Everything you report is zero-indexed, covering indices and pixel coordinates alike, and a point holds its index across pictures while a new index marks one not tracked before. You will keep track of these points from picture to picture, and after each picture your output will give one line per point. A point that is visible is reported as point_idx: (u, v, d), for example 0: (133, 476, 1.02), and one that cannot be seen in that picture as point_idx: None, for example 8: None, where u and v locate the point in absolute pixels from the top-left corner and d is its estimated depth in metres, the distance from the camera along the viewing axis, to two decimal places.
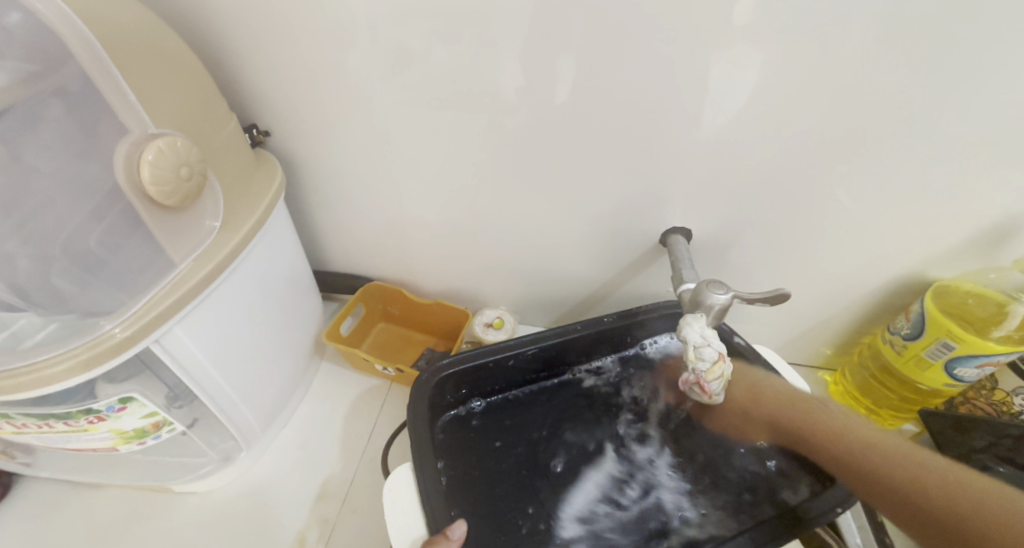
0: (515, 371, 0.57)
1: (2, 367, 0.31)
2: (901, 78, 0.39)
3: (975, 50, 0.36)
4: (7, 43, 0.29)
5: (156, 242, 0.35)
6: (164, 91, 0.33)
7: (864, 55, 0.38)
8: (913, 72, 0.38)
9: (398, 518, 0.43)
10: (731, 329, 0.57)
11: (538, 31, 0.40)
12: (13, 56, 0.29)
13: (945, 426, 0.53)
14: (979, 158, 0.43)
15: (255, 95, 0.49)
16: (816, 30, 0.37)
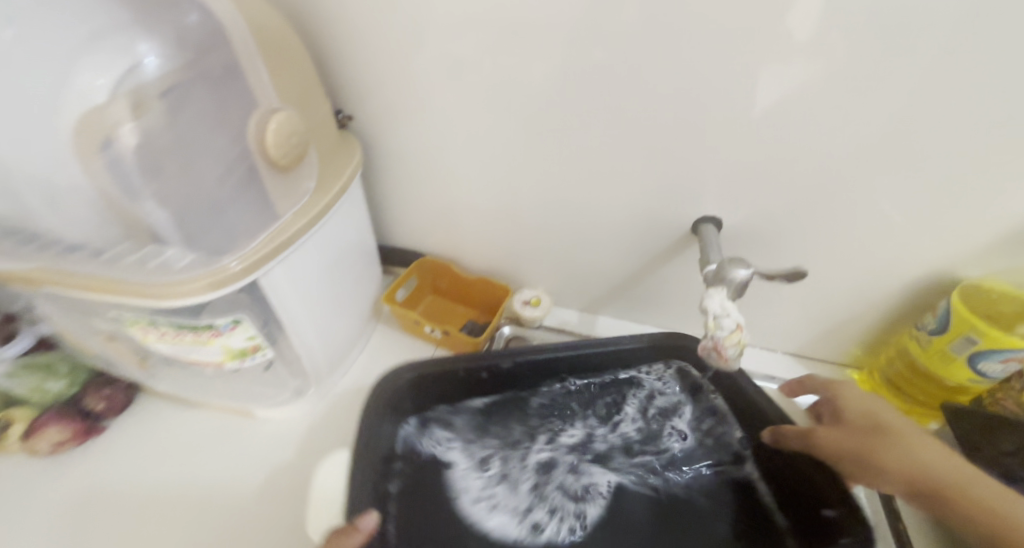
0: (484, 383, 0.59)
1: (135, 281, 0.37)
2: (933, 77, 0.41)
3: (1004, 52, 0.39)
4: (185, 36, 0.38)
5: (266, 198, 0.43)
6: (286, 75, 0.42)
7: (896, 54, 0.41)
8: (945, 72, 0.41)
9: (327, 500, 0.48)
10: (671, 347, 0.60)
11: (595, 31, 0.45)
12: (188, 46, 0.38)
13: (974, 428, 0.54)
14: (1011, 158, 0.45)
15: (343, 84, 0.57)
16: (851, 33, 0.41)
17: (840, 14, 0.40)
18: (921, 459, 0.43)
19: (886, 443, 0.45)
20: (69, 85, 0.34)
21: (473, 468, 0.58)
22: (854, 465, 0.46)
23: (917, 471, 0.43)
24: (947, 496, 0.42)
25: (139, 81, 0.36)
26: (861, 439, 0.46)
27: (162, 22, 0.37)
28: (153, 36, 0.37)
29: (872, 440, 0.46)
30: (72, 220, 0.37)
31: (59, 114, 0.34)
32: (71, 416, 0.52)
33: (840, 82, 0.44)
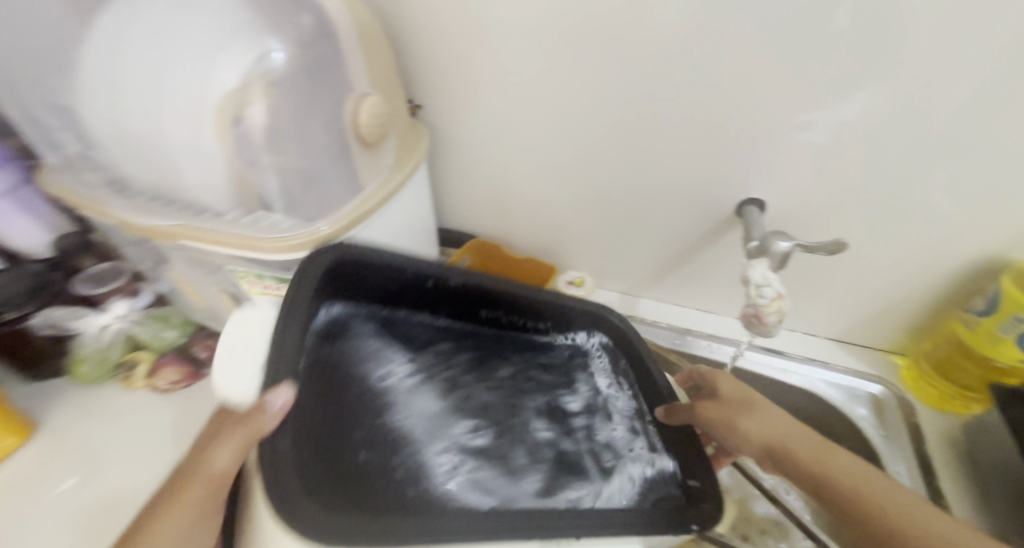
0: (419, 293, 0.54)
1: (248, 236, 0.44)
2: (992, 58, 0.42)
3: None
4: (303, 33, 0.44)
5: (353, 173, 0.49)
6: (375, 66, 0.48)
7: (955, 37, 0.42)
8: (1004, 53, 0.42)
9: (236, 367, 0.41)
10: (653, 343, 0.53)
11: (650, 23, 0.49)
12: (305, 40, 0.44)
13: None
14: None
15: (413, 77, 0.63)
16: (902, 19, 0.42)
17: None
18: (752, 429, 0.44)
19: (752, 411, 0.45)
20: (209, 72, 0.39)
21: (445, 415, 0.48)
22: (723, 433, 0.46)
23: (771, 442, 0.43)
24: (790, 461, 0.41)
25: (267, 70, 0.41)
26: (734, 406, 0.46)
27: (286, 20, 0.43)
28: (279, 31, 0.43)
29: (740, 411, 0.46)
30: (208, 188, 0.44)
31: (204, 101, 0.39)
32: (184, 360, 0.59)
33: (895, 66, 0.45)
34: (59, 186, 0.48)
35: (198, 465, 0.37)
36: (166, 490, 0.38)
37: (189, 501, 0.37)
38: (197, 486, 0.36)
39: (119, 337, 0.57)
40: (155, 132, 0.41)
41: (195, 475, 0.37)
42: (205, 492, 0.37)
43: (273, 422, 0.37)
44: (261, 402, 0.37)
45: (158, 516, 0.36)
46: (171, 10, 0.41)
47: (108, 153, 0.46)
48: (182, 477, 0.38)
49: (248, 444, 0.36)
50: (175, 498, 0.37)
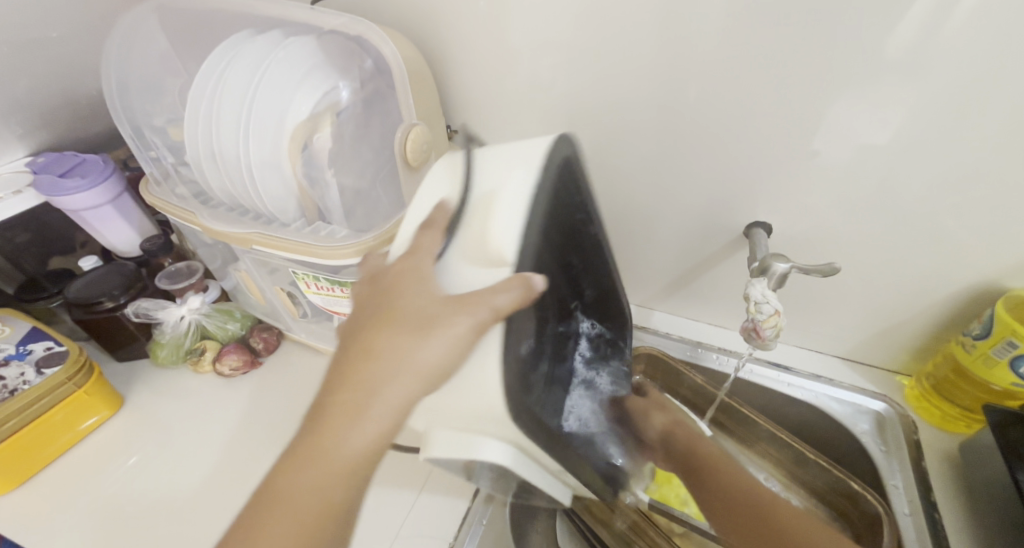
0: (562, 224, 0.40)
1: (308, 244, 0.51)
2: (989, 104, 0.46)
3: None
4: (362, 73, 0.52)
5: (399, 190, 0.55)
6: (423, 98, 0.54)
7: (952, 85, 0.46)
8: (1000, 101, 0.45)
9: (499, 224, 0.34)
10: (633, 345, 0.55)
11: (661, 65, 0.55)
12: (364, 79, 0.52)
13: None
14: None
15: (452, 104, 0.70)
16: (887, 70, 0.47)
17: (901, 47, 0.45)
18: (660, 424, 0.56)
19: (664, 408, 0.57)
20: (289, 107, 0.48)
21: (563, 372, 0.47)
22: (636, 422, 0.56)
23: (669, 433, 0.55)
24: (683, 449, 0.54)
25: (333, 103, 0.50)
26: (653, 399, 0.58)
27: (350, 63, 0.51)
28: (342, 72, 0.51)
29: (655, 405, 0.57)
30: (278, 202, 0.52)
31: (283, 129, 0.49)
32: (244, 350, 0.67)
33: (897, 108, 0.49)
34: (155, 198, 0.57)
35: (409, 334, 0.33)
36: (347, 350, 0.35)
37: (376, 365, 0.33)
38: (420, 351, 0.33)
39: (191, 328, 0.66)
40: (239, 155, 0.50)
41: (377, 348, 0.34)
42: (383, 353, 0.34)
43: (505, 308, 0.31)
44: (490, 290, 0.32)
45: (362, 380, 0.33)
46: (259, 57, 0.50)
47: (198, 170, 0.54)
48: (393, 344, 0.34)
49: (475, 336, 0.32)
50: (377, 353, 0.34)
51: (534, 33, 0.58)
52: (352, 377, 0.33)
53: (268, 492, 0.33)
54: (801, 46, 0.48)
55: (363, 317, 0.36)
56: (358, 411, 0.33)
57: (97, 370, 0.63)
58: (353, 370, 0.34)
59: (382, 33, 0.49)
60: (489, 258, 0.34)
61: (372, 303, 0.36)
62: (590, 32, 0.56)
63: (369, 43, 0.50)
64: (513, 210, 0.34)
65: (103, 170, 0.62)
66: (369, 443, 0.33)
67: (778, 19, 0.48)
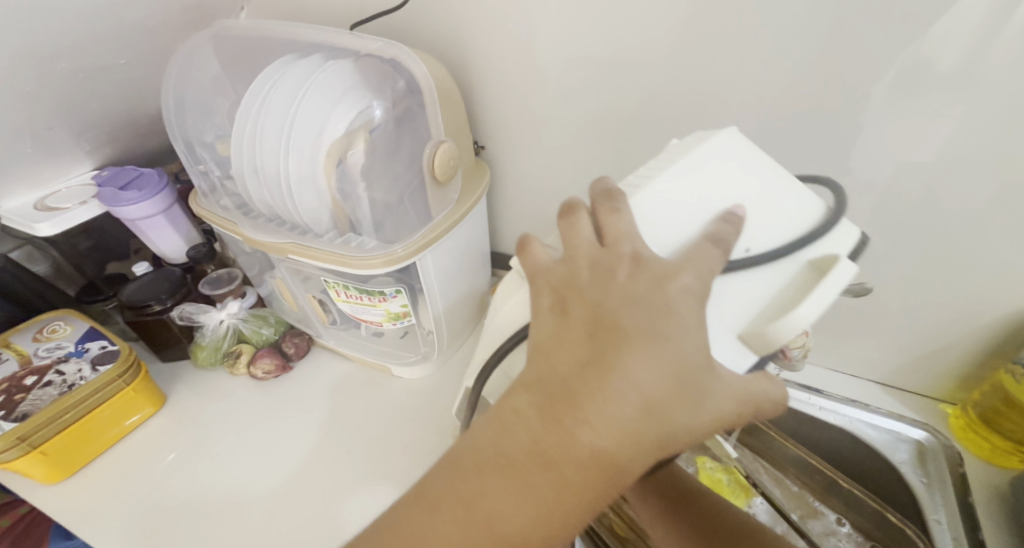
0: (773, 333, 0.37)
1: (339, 255, 0.54)
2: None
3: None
4: (396, 95, 0.54)
5: (425, 204, 0.58)
6: (451, 117, 0.57)
7: (996, 100, 0.44)
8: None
9: (752, 294, 0.36)
10: None
11: (685, 81, 0.56)
12: (396, 98, 0.55)
13: None
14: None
15: (481, 121, 0.72)
16: (918, 85, 0.46)
17: (938, 61, 0.44)
18: None
19: None
20: (326, 125, 0.51)
21: None
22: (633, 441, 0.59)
23: None
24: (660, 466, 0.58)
25: (366, 121, 0.52)
26: None
27: (384, 84, 0.54)
28: (377, 92, 0.54)
29: None
30: (313, 213, 0.55)
31: (320, 145, 0.51)
32: (275, 353, 0.70)
33: (935, 123, 0.47)
34: (204, 209, 0.62)
35: (675, 384, 0.30)
36: (593, 374, 0.30)
37: (628, 412, 0.30)
38: (690, 409, 0.30)
39: (229, 331, 0.69)
40: (278, 170, 0.53)
41: (642, 385, 0.30)
42: (654, 398, 0.30)
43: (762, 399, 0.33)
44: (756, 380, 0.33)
45: (622, 420, 0.29)
46: (302, 80, 0.53)
47: (242, 183, 0.58)
48: (649, 387, 0.30)
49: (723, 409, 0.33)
50: (651, 405, 0.30)
51: (563, 52, 0.60)
52: (610, 415, 0.29)
53: (484, 511, 0.30)
54: (831, 62, 0.48)
55: (620, 334, 0.31)
56: (613, 459, 0.29)
57: (144, 371, 0.67)
58: (609, 408, 0.30)
59: (416, 58, 0.52)
60: (761, 338, 0.34)
61: (638, 319, 0.31)
62: (618, 50, 0.57)
63: (403, 66, 0.53)
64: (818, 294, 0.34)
65: (158, 183, 0.67)
66: (609, 493, 0.30)
67: (807, 35, 0.48)
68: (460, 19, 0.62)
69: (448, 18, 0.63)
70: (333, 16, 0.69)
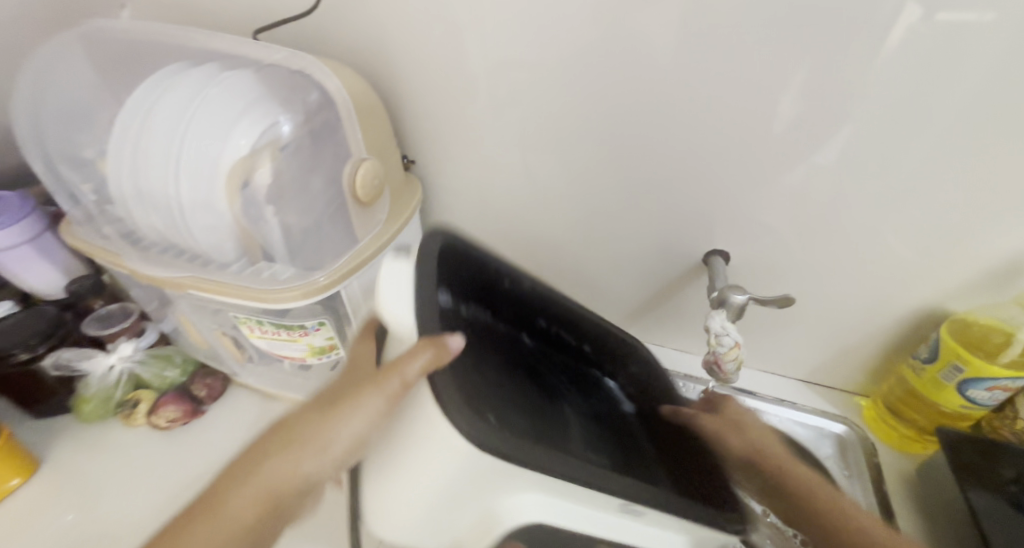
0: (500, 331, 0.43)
1: (255, 290, 0.48)
2: (934, 132, 0.48)
3: (997, 110, 0.45)
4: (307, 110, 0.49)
5: (349, 225, 0.53)
6: (373, 132, 0.52)
7: (897, 116, 0.48)
8: (944, 129, 0.47)
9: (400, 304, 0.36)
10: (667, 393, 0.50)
11: (615, 95, 0.55)
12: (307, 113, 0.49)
13: (975, 455, 0.57)
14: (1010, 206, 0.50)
15: (408, 134, 0.68)
16: (827, 102, 0.49)
17: (847, 80, 0.47)
18: (774, 464, 0.47)
19: (767, 459, 0.48)
20: (225, 140, 0.45)
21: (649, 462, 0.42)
22: (764, 469, 0.48)
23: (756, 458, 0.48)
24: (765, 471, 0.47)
25: (273, 137, 0.46)
26: (726, 424, 0.51)
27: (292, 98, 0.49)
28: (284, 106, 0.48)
29: (727, 429, 0.50)
30: (215, 241, 0.48)
31: (218, 163, 0.45)
32: (182, 398, 0.62)
33: (848, 137, 0.50)
34: (78, 239, 0.53)
35: (304, 457, 0.33)
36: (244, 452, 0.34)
37: (249, 492, 0.32)
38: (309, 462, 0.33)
39: (122, 378, 0.61)
40: (171, 195, 0.46)
41: (276, 481, 0.32)
42: (278, 489, 0.32)
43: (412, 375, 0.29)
44: (400, 360, 0.30)
45: (248, 505, 0.32)
46: (195, 91, 0.47)
47: (128, 210, 0.50)
48: (284, 458, 0.33)
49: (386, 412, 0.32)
50: (271, 489, 0.32)
51: (493, 65, 0.58)
52: (254, 481, 0.32)
53: None
54: (753, 81, 0.50)
55: (292, 422, 0.34)
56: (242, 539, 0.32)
57: (6, 432, 0.56)
58: (231, 492, 0.32)
59: (326, 69, 0.47)
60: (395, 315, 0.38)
61: (325, 393, 0.37)
62: (549, 64, 0.55)
63: (313, 78, 0.48)
64: (404, 294, 0.33)
65: (22, 207, 0.58)
66: None
67: (730, 56, 0.49)
68: (381, 25, 0.58)
69: (366, 27, 0.59)
70: (234, 22, 0.62)
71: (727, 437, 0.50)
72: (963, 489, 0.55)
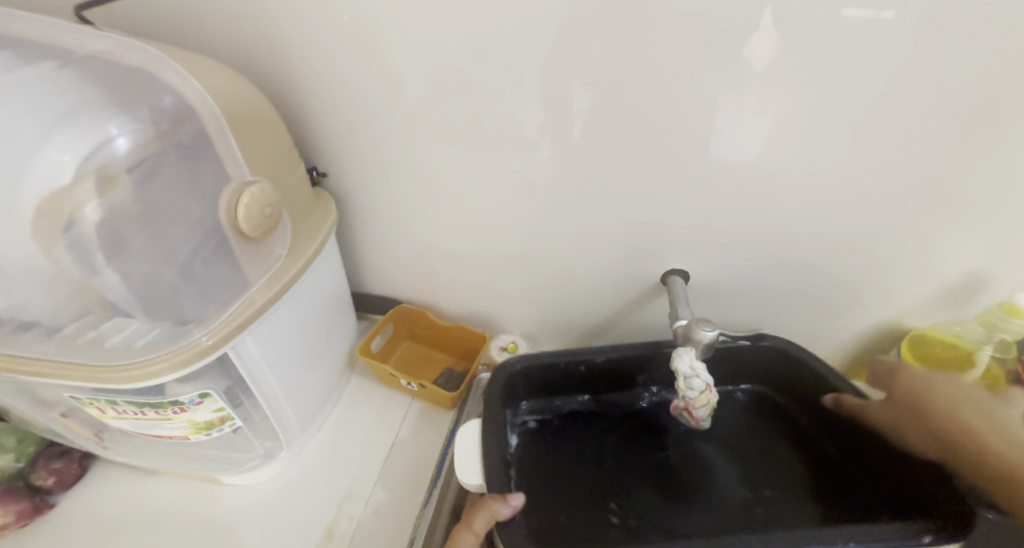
0: (576, 379, 0.60)
1: (111, 363, 0.37)
2: (901, 141, 0.44)
3: (967, 113, 0.41)
4: (161, 119, 0.37)
5: (237, 264, 0.42)
6: (259, 146, 0.42)
7: (865, 122, 0.43)
8: (910, 137, 0.44)
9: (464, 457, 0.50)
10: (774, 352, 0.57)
11: (560, 97, 0.47)
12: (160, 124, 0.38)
13: None
14: (973, 218, 0.48)
15: (317, 141, 0.56)
16: (795, 105, 0.43)
17: (813, 87, 0.42)
18: (933, 426, 0.49)
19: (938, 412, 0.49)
20: (34, 161, 0.32)
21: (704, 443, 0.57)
22: (919, 427, 0.50)
23: (907, 416, 0.51)
24: (930, 427, 0.49)
25: (108, 158, 0.35)
26: (905, 408, 0.52)
27: (135, 103, 0.37)
28: (122, 114, 0.36)
29: (906, 416, 0.51)
30: (30, 302, 0.35)
31: (21, 197, 0.32)
32: (20, 494, 0.50)
33: (813, 147, 0.46)
34: None
35: None
36: None
37: None
38: None
39: None
40: None
41: None
42: None
43: (478, 527, 0.44)
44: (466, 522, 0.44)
45: None
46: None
47: None
48: None
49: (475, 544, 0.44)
50: None
51: (410, 57, 0.47)
52: None
53: None
54: (715, 85, 0.43)
55: None
56: None
57: None
58: None
59: (185, 72, 0.38)
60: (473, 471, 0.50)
61: None
62: (479, 61, 0.46)
63: (165, 81, 0.37)
64: (467, 453, 0.50)
65: None
66: None
67: (687, 55, 0.42)
68: (266, 7, 0.46)
69: (247, 11, 0.47)
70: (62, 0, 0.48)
71: (897, 421, 0.51)
72: None
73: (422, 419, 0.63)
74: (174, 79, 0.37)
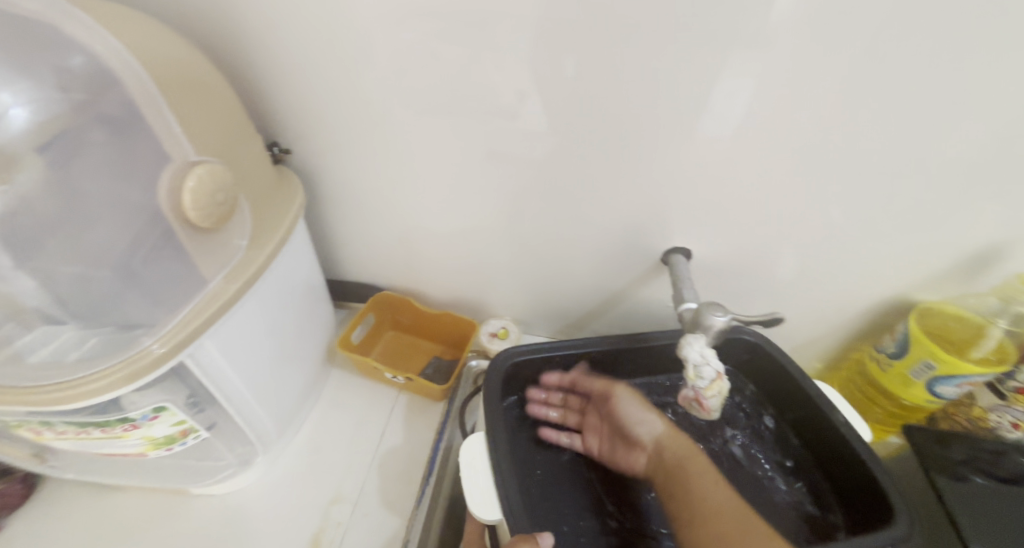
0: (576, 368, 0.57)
1: (47, 380, 0.32)
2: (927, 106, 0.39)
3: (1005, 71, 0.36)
4: (70, 82, 0.32)
5: (188, 258, 0.36)
6: (202, 119, 0.35)
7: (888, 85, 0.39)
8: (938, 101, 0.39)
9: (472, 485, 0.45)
10: (755, 334, 0.57)
11: (545, 58, 0.41)
12: (74, 89, 0.32)
13: (927, 440, 0.54)
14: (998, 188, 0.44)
15: (276, 113, 0.50)
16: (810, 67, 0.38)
17: (831, 47, 0.37)
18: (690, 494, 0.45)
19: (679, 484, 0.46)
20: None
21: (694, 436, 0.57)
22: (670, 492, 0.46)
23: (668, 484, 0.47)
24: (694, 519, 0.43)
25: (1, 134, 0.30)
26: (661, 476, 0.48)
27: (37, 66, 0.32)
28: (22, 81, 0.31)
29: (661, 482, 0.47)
30: None
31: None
32: None
33: (829, 113, 0.41)
34: None
35: None
36: None
37: None
38: None
39: None
40: None
41: None
42: None
43: None
44: None
45: None
46: None
47: None
48: None
49: None
50: None
51: (369, 10, 0.40)
52: None
53: None
54: (719, 45, 0.38)
55: None
56: None
57: None
58: None
59: (95, 25, 0.31)
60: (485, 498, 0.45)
61: None
62: (449, 17, 0.40)
63: (71, 37, 0.31)
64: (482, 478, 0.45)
65: None
66: None
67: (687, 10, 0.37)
68: None
69: None
70: None
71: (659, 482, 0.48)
72: (929, 473, 0.52)
73: (410, 413, 0.59)
74: (81, 35, 0.30)
